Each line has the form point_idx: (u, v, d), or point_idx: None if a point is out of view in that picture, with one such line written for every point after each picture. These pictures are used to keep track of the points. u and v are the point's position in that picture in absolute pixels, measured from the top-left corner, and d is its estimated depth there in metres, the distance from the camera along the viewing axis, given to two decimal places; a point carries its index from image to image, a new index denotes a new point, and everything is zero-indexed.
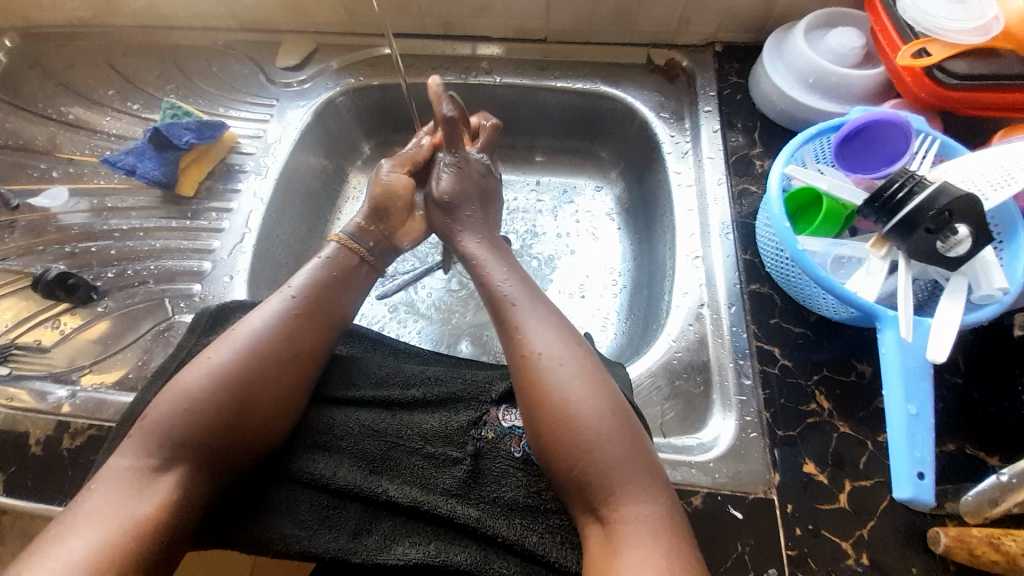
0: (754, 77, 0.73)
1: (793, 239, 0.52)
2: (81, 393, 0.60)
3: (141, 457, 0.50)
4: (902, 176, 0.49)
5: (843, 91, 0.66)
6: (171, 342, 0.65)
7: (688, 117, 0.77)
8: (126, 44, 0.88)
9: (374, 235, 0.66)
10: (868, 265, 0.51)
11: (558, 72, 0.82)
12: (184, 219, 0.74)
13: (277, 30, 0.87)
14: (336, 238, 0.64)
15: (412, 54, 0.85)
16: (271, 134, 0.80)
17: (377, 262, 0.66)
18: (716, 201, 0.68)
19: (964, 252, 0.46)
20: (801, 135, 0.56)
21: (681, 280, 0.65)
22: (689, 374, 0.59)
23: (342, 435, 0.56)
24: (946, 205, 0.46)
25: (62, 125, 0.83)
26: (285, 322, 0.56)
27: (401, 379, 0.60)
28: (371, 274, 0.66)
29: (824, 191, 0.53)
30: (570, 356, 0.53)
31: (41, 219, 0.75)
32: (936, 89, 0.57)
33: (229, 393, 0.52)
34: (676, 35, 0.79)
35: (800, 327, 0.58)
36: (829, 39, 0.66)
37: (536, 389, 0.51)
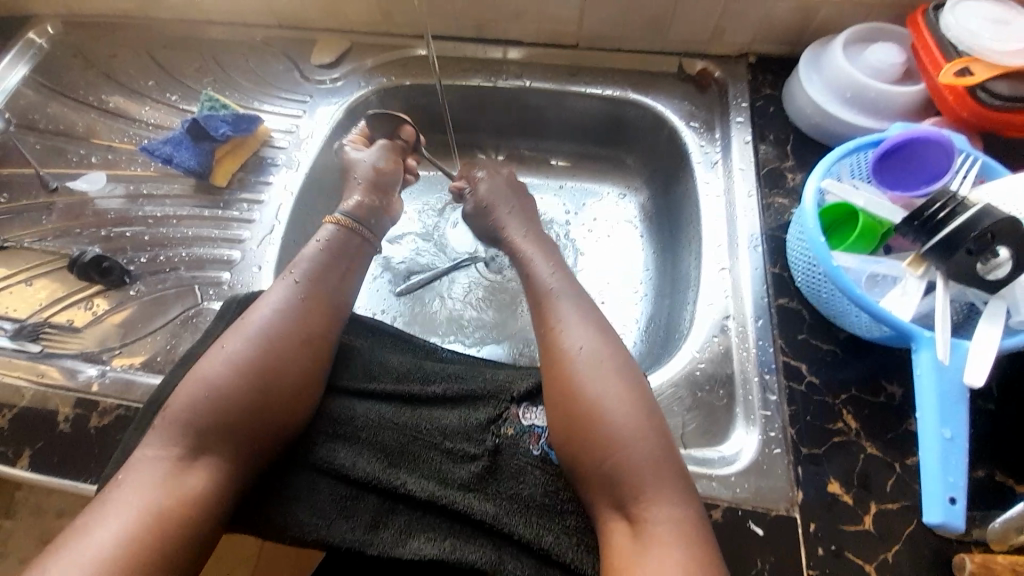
0: (787, 90, 0.72)
1: (827, 254, 0.51)
2: (110, 373, 0.62)
3: (174, 440, 0.52)
4: (944, 195, 0.49)
5: (881, 107, 0.65)
6: (199, 329, 0.66)
7: (718, 127, 0.76)
8: (167, 37, 0.91)
9: (369, 211, 0.71)
10: (904, 284, 0.50)
11: (588, 78, 0.83)
12: (216, 209, 0.75)
13: (314, 28, 0.88)
14: (332, 220, 0.68)
15: (444, 55, 0.86)
16: (304, 130, 0.81)
17: (372, 237, 0.70)
18: (745, 212, 0.68)
19: (1005, 275, 0.45)
20: (835, 150, 0.55)
21: (706, 291, 0.64)
22: (712, 386, 0.59)
23: (363, 426, 0.56)
24: (989, 227, 0.45)
25: (101, 113, 0.86)
26: (298, 307, 0.59)
27: (422, 373, 0.60)
28: (370, 250, 0.70)
29: (860, 208, 0.53)
30: (609, 354, 0.55)
31: (78, 202, 0.77)
32: (980, 109, 0.56)
33: (256, 382, 0.54)
34: (709, 45, 0.79)
35: (828, 344, 0.58)
36: (868, 54, 0.65)
37: (570, 384, 0.53)
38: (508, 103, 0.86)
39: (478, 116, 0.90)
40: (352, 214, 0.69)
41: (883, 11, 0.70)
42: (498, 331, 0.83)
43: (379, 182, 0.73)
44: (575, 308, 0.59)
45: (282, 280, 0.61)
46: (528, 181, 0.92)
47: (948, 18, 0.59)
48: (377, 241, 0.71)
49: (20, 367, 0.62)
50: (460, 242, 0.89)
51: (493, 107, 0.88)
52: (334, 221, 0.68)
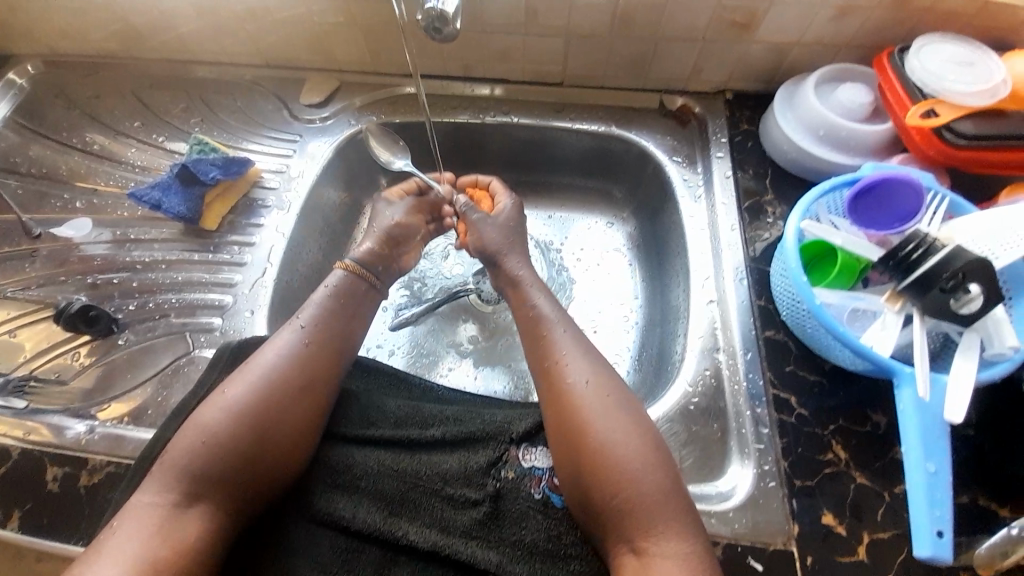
0: (764, 126, 0.75)
1: (809, 292, 0.53)
2: (100, 428, 0.60)
3: (168, 486, 0.51)
4: (917, 236, 0.52)
5: (853, 144, 0.68)
6: (192, 378, 0.65)
7: (700, 160, 0.79)
8: (153, 77, 0.91)
9: (379, 259, 0.70)
10: (884, 319, 0.53)
11: (574, 114, 0.85)
12: (207, 252, 0.75)
13: (302, 67, 0.89)
14: (343, 265, 0.66)
15: (432, 93, 0.88)
16: (294, 169, 0.81)
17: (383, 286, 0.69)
18: (729, 245, 0.70)
19: (977, 308, 0.48)
20: (813, 190, 0.58)
21: (696, 324, 0.66)
22: (705, 420, 0.60)
23: (362, 474, 0.56)
24: (959, 267, 0.48)
25: (87, 155, 0.85)
26: (301, 352, 0.58)
27: (420, 417, 0.60)
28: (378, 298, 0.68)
29: (838, 246, 0.55)
30: (612, 385, 0.56)
31: (62, 249, 0.76)
32: (945, 148, 0.60)
33: (252, 432, 0.53)
34: (688, 82, 0.82)
35: (814, 375, 0.59)
36: (838, 93, 0.68)
37: (578, 420, 0.54)
38: (497, 138, 0.88)
39: (467, 150, 0.91)
40: (361, 259, 0.68)
41: (851, 52, 0.73)
42: (490, 364, 0.83)
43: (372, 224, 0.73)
44: (574, 340, 0.60)
45: (288, 326, 0.61)
46: None
47: (913, 62, 0.62)
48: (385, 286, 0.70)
49: (5, 425, 0.60)
50: (451, 274, 0.90)
51: (482, 142, 0.89)
52: (344, 266, 0.67)
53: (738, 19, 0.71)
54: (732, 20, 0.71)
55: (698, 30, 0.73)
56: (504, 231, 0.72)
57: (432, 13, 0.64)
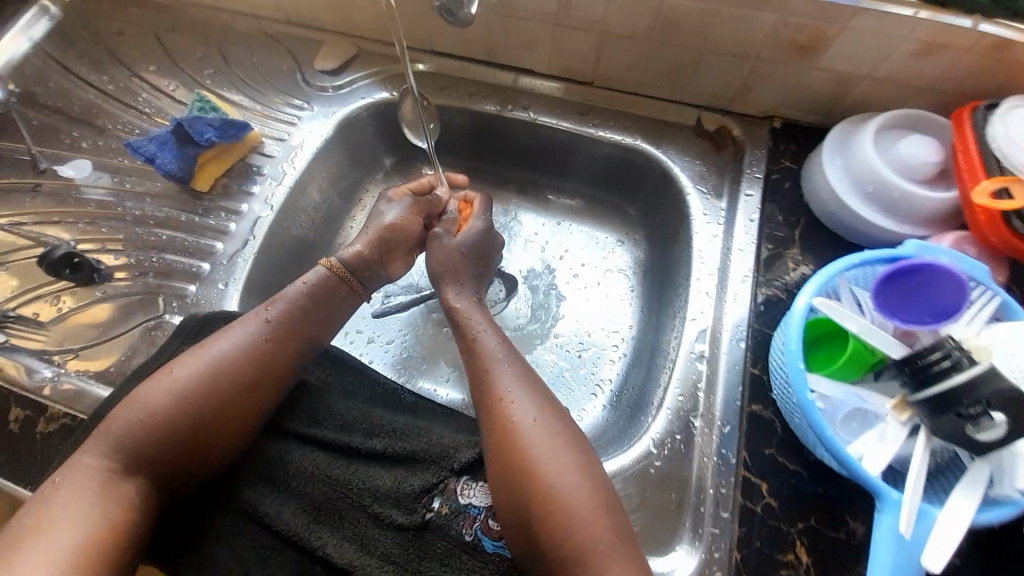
0: (808, 168, 0.66)
1: (804, 383, 0.47)
2: (64, 377, 0.62)
3: (104, 455, 0.51)
4: (947, 344, 0.44)
5: (905, 208, 0.59)
6: (156, 343, 0.65)
7: (727, 194, 0.71)
8: (175, 20, 0.88)
9: (367, 264, 0.65)
10: (884, 427, 0.46)
11: (599, 119, 0.77)
12: (195, 214, 0.74)
13: (322, 28, 0.84)
14: (326, 262, 0.63)
15: (450, 74, 0.81)
16: (295, 139, 0.78)
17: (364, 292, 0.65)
18: (734, 298, 0.63)
19: (994, 438, 0.41)
20: (839, 261, 0.50)
21: (678, 379, 0.60)
22: (663, 488, 0.55)
23: (294, 474, 0.55)
24: (985, 395, 0.40)
25: (101, 94, 0.84)
26: (258, 348, 0.56)
27: (367, 425, 0.58)
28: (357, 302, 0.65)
29: (853, 333, 0.48)
30: (562, 426, 0.53)
31: (63, 188, 0.76)
32: (1011, 237, 0.51)
33: (191, 418, 0.52)
34: (732, 102, 0.72)
35: (795, 464, 0.53)
36: (901, 146, 0.58)
37: (526, 457, 0.50)
38: (511, 134, 0.82)
39: (479, 141, 0.85)
40: (347, 260, 0.64)
41: (928, 96, 0.62)
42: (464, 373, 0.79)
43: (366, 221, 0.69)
44: (519, 381, 0.55)
45: (256, 313, 0.58)
46: (524, 215, 0.88)
47: (997, 128, 0.52)
48: (366, 291, 0.66)
49: None
50: None
51: (495, 136, 0.83)
52: (328, 263, 0.63)
53: (800, 40, 0.61)
54: (794, 40, 0.61)
55: (752, 46, 0.64)
56: (484, 240, 0.69)
57: None
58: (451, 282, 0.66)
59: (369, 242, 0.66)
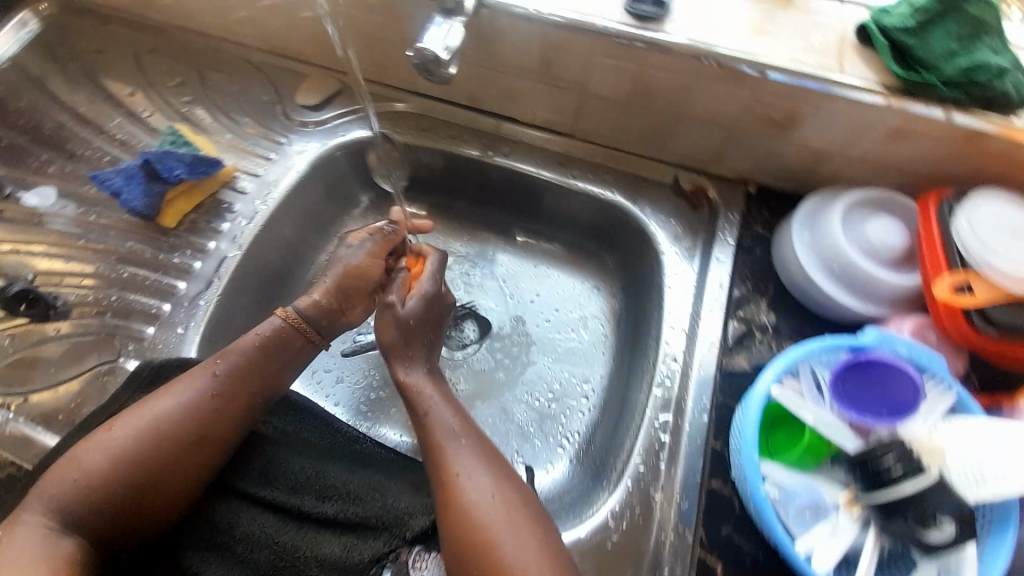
0: (778, 237, 0.67)
1: (756, 473, 0.48)
2: (12, 422, 0.60)
3: (44, 517, 0.48)
4: (899, 445, 0.46)
5: (869, 290, 0.59)
6: (109, 391, 0.62)
7: (701, 257, 0.71)
8: (156, 43, 0.86)
9: (326, 313, 0.63)
10: (835, 522, 0.47)
11: (579, 171, 0.77)
12: (161, 252, 0.71)
13: (305, 61, 0.83)
14: (283, 311, 0.62)
15: (433, 117, 0.81)
16: (270, 175, 0.77)
17: (324, 341, 0.64)
18: (701, 366, 0.63)
19: (945, 542, 0.43)
20: (798, 347, 0.51)
21: (641, 449, 0.60)
22: (620, 563, 0.55)
23: (240, 538, 0.52)
24: (931, 505, 0.43)
25: (72, 117, 0.82)
26: (205, 403, 0.54)
27: (320, 486, 0.56)
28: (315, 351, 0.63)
29: (808, 423, 0.48)
30: (519, 502, 0.52)
31: (25, 215, 0.74)
32: (970, 333, 0.51)
33: (131, 480, 0.50)
34: (709, 164, 0.73)
35: (749, 546, 0.53)
36: (867, 228, 0.59)
37: (483, 543, 0.49)
38: (491, 179, 0.82)
39: (459, 183, 0.85)
40: (305, 309, 0.62)
41: (898, 176, 0.63)
42: None
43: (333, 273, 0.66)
44: (476, 453, 0.54)
45: (204, 366, 0.57)
46: (503, 257, 0.87)
47: (961, 222, 0.53)
48: (325, 340, 0.64)
49: None
50: None
51: (475, 179, 0.83)
52: (285, 312, 0.62)
53: (773, 115, 0.62)
54: (767, 116, 0.62)
55: (727, 117, 0.64)
56: None
57: (425, 54, 0.56)
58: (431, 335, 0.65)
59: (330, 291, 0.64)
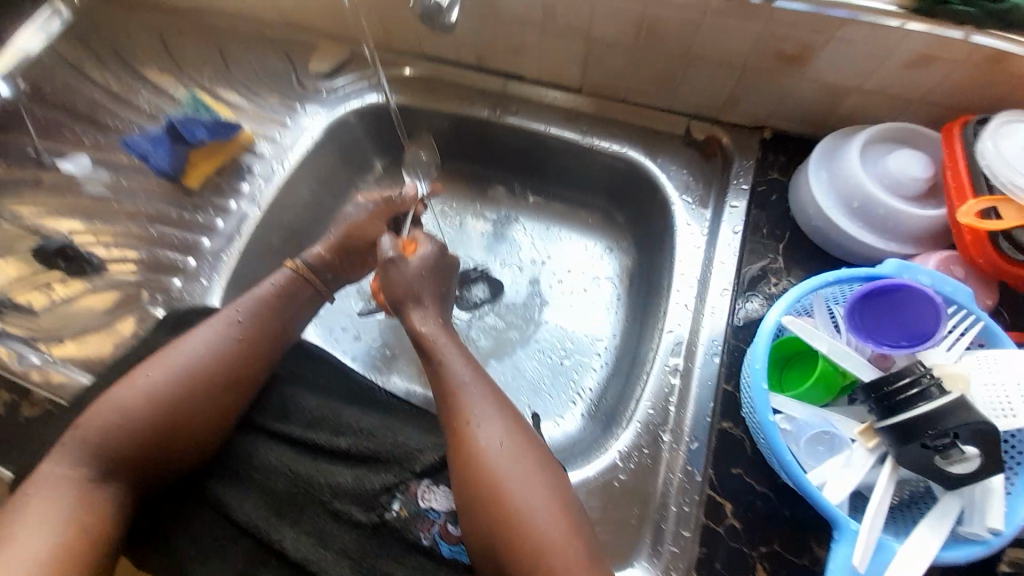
0: (795, 181, 0.64)
1: (766, 404, 0.45)
2: (52, 363, 0.63)
3: (78, 443, 0.52)
4: (918, 371, 0.42)
5: (890, 226, 0.57)
6: (138, 333, 0.67)
7: (713, 205, 0.69)
8: (180, 22, 0.91)
9: (330, 266, 0.66)
10: (851, 454, 0.44)
11: (588, 126, 0.77)
12: (185, 211, 0.75)
13: (318, 30, 0.85)
14: (291, 262, 0.64)
15: (441, 78, 0.81)
16: (286, 139, 0.79)
17: (327, 291, 0.66)
18: (713, 311, 0.62)
19: (969, 471, 0.40)
20: (812, 279, 0.48)
21: (651, 392, 0.59)
22: (627, 502, 0.54)
23: (259, 467, 0.55)
24: (953, 428, 0.39)
25: (103, 91, 0.86)
26: (230, 345, 0.57)
27: (334, 423, 0.58)
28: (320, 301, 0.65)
29: (822, 353, 0.46)
30: (528, 449, 0.52)
31: (63, 182, 0.79)
32: (997, 259, 0.49)
33: (165, 415, 0.53)
34: (722, 111, 0.71)
35: (762, 486, 0.52)
36: (890, 161, 0.56)
37: (492, 486, 0.49)
38: (501, 140, 0.82)
39: (469, 146, 0.85)
40: (313, 261, 0.65)
41: (922, 110, 0.60)
42: None
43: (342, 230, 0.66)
44: (489, 399, 0.54)
45: (224, 314, 0.59)
46: (516, 220, 0.88)
47: (987, 143, 0.50)
48: (330, 292, 0.66)
49: None
50: None
51: (486, 140, 0.83)
52: (293, 264, 0.64)
53: (785, 49, 0.60)
54: (779, 51, 0.60)
55: (737, 56, 0.63)
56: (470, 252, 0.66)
57: (427, 2, 0.57)
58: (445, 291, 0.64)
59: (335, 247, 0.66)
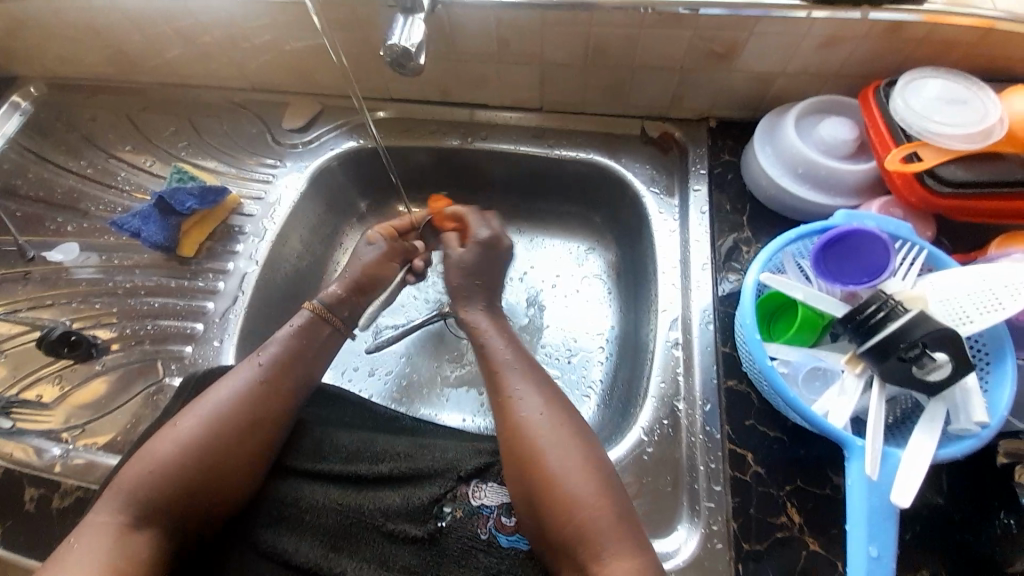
0: (745, 159, 0.72)
1: (762, 349, 0.51)
2: (74, 453, 0.64)
3: (120, 508, 0.52)
4: (880, 297, 0.49)
5: (834, 184, 0.65)
6: (159, 405, 0.68)
7: (678, 192, 0.76)
8: (146, 100, 0.93)
9: (345, 304, 0.69)
10: (843, 382, 0.50)
11: (553, 140, 0.83)
12: (184, 279, 0.78)
13: (287, 91, 0.90)
14: (309, 305, 0.66)
15: (411, 118, 0.87)
16: (273, 195, 0.83)
17: (346, 327, 0.68)
18: (698, 285, 0.68)
19: (945, 375, 0.45)
20: (777, 240, 0.55)
21: (659, 367, 0.64)
22: (658, 472, 0.58)
23: (307, 508, 0.56)
24: (920, 337, 0.45)
25: (82, 179, 0.88)
26: (254, 390, 0.58)
27: (371, 452, 0.60)
28: (340, 338, 0.68)
29: (800, 301, 0.52)
30: (558, 420, 0.55)
31: (53, 272, 0.80)
32: (929, 196, 0.57)
33: (199, 464, 0.54)
34: (671, 109, 0.79)
35: (774, 430, 0.57)
36: (820, 129, 0.65)
37: (530, 456, 0.53)
38: (475, 164, 0.87)
39: (445, 176, 0.91)
40: (326, 300, 0.68)
41: (838, 83, 0.70)
42: (463, 393, 0.81)
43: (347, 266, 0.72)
44: (525, 376, 0.59)
45: (248, 362, 0.61)
46: (502, 237, 0.93)
47: (897, 101, 0.59)
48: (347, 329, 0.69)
49: None
50: (434, 300, 0.88)
51: (461, 167, 0.89)
52: (311, 306, 0.67)
53: (716, 48, 0.68)
54: (711, 50, 0.68)
55: (676, 59, 0.71)
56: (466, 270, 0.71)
57: (395, 49, 0.62)
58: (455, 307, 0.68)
59: (346, 286, 0.70)
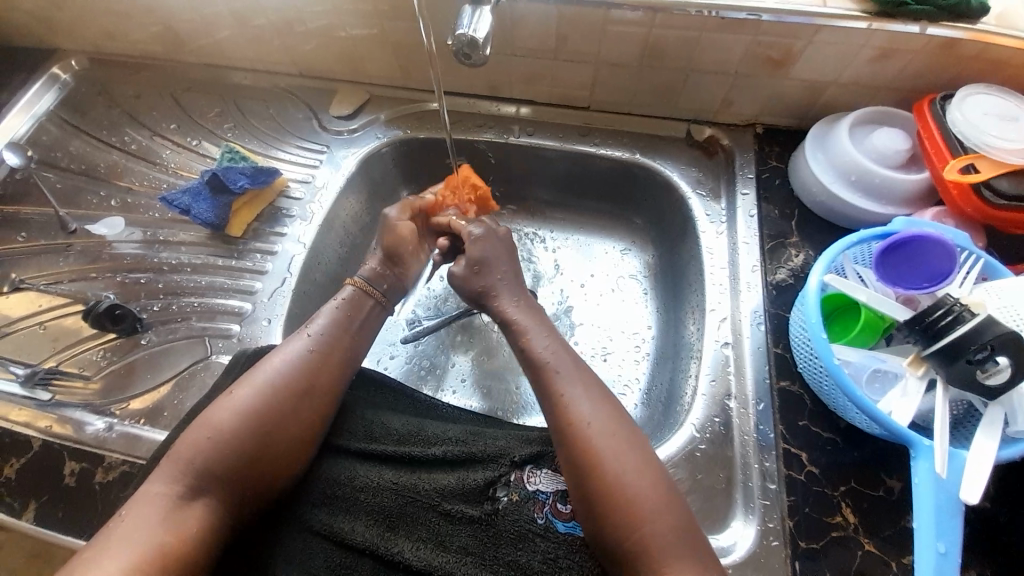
0: (794, 166, 0.74)
1: (828, 350, 0.52)
2: (118, 427, 0.63)
3: (178, 477, 0.51)
4: (948, 301, 0.50)
5: (886, 192, 0.66)
6: (206, 383, 0.68)
7: (725, 195, 0.77)
8: (190, 80, 0.93)
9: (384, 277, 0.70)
10: (905, 384, 0.51)
11: (599, 139, 0.84)
12: (230, 258, 0.78)
13: (334, 78, 0.91)
14: (353, 281, 0.67)
15: (458, 111, 0.88)
16: (319, 180, 0.83)
17: (390, 302, 0.69)
18: (748, 288, 0.69)
19: (1004, 382, 0.46)
20: (838, 243, 0.57)
21: (709, 366, 0.65)
22: (711, 469, 0.59)
23: (361, 488, 0.56)
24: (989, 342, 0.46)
25: (124, 155, 0.88)
26: (307, 362, 0.58)
27: (422, 436, 0.60)
28: (383, 314, 0.68)
29: (863, 303, 0.53)
30: (609, 420, 0.55)
31: (96, 245, 0.80)
32: (983, 207, 0.59)
33: (255, 434, 0.53)
34: (718, 114, 0.80)
35: (829, 432, 0.58)
36: (874, 139, 0.66)
37: (580, 454, 0.53)
38: (519, 159, 0.88)
39: (486, 171, 0.92)
40: (366, 276, 0.69)
41: (888, 95, 0.72)
42: (500, 385, 0.81)
43: (399, 251, 0.72)
44: (576, 370, 0.59)
45: (297, 336, 0.61)
46: (539, 232, 0.93)
47: (955, 114, 0.61)
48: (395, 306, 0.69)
49: (31, 416, 0.64)
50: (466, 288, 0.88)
51: (504, 162, 0.90)
52: (354, 282, 0.68)
53: (773, 55, 0.70)
54: (768, 57, 0.70)
55: (731, 64, 0.72)
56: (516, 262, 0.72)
57: (463, 38, 0.62)
58: (505, 295, 0.69)
59: (387, 260, 0.72)
